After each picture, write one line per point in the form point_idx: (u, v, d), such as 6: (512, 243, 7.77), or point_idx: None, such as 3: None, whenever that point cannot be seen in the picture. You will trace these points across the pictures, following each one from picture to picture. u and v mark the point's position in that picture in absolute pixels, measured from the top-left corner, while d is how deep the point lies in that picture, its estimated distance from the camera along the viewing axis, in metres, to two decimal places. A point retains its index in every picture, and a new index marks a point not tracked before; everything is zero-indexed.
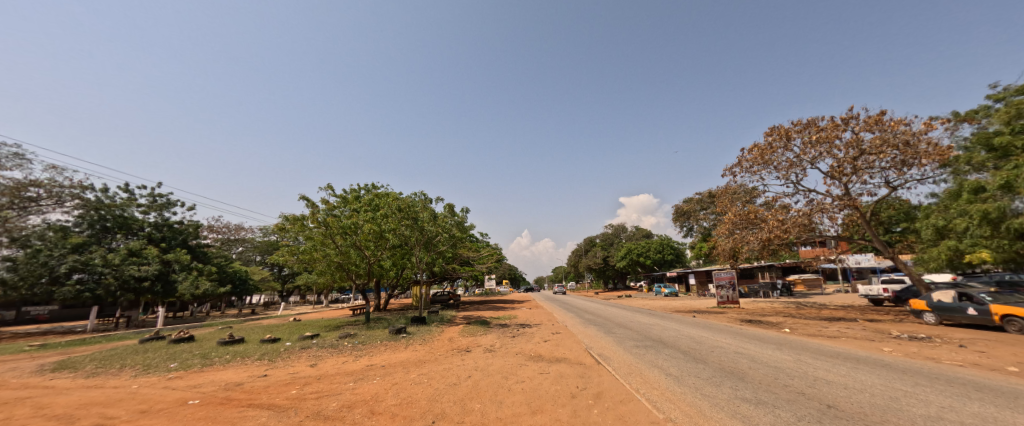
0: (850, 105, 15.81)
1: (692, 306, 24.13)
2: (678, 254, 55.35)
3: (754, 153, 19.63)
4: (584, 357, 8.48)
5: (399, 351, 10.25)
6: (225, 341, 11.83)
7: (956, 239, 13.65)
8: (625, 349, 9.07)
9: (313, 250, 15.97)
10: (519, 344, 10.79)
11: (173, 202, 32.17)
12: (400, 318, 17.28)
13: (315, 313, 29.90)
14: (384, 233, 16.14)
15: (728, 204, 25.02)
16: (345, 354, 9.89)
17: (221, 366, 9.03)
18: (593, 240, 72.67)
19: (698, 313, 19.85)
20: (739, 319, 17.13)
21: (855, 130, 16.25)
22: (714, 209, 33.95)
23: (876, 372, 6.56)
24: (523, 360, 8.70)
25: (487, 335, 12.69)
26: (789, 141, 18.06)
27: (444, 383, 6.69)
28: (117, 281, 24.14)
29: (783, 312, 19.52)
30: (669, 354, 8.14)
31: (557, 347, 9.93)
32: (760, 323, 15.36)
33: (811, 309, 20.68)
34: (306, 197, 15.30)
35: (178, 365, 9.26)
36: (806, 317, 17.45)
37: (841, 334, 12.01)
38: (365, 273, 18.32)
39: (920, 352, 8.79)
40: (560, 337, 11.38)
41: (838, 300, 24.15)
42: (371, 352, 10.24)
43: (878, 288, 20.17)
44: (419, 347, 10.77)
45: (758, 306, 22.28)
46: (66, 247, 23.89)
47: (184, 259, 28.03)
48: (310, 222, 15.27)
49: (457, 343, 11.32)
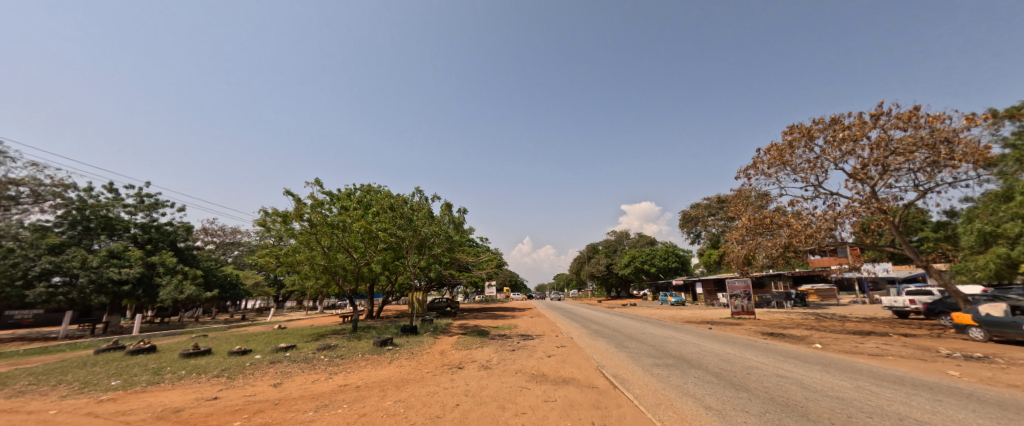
0: (880, 100, 14.48)
1: (703, 317, 22.68)
2: (683, 262, 53.96)
3: (771, 153, 18.38)
4: (596, 379, 7.13)
5: (381, 367, 8.89)
6: (188, 353, 10.52)
7: (1006, 245, 12.29)
8: (644, 368, 7.72)
9: (297, 252, 14.59)
10: (519, 360, 9.40)
11: (162, 202, 31.20)
12: (390, 326, 15.95)
13: (305, 320, 28.36)
14: (376, 234, 14.77)
15: (740, 208, 23.63)
16: (316, 371, 8.54)
17: (168, 385, 7.75)
18: (597, 246, 71.13)
19: (714, 324, 18.46)
20: (759, 332, 15.71)
21: (884, 128, 14.90)
22: (724, 215, 32.67)
23: (951, 404, 5.37)
24: (524, 381, 7.35)
25: (483, 348, 11.30)
26: (811, 140, 16.72)
27: (423, 415, 5.31)
28: (93, 285, 22.83)
29: (805, 324, 18.17)
30: (700, 377, 6.78)
31: (563, 365, 8.53)
32: (784, 337, 13.94)
33: (833, 321, 19.22)
34: (290, 192, 13.80)
35: (120, 383, 8.01)
36: (832, 330, 16.00)
37: (884, 352, 10.61)
38: (353, 277, 16.98)
39: (994, 377, 7.41)
40: (566, 352, 10.01)
41: (859, 312, 22.72)
42: (348, 368, 8.88)
43: (904, 300, 19.20)
44: (405, 362, 9.43)
45: (775, 317, 20.85)
46: (42, 248, 22.57)
47: (169, 262, 26.73)
48: (295, 221, 13.80)
49: (448, 357, 9.97)
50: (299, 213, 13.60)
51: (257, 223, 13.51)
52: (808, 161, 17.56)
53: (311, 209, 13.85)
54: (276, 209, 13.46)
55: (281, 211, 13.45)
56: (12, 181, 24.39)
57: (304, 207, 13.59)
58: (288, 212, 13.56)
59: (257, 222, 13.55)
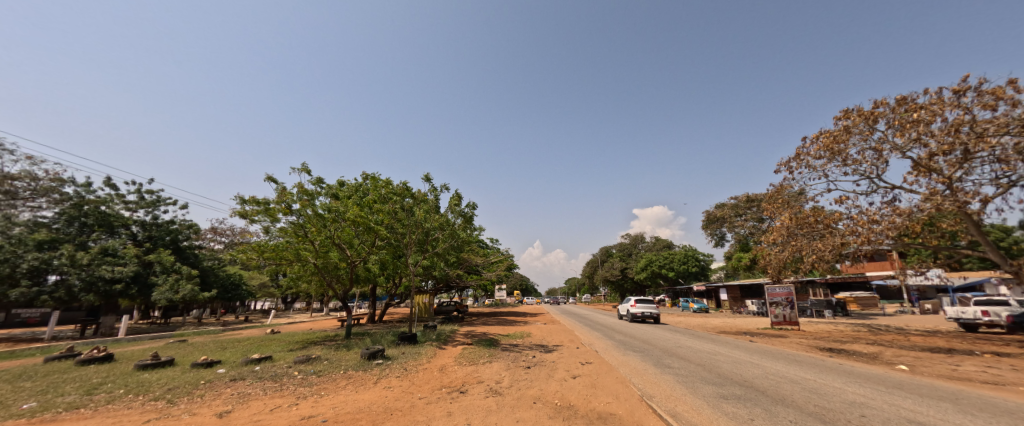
0: (964, 75, 12.14)
1: (738, 326, 20.38)
2: (702, 267, 51.20)
3: (821, 141, 16.17)
4: (646, 420, 5.15)
5: (362, 390, 7.04)
6: (144, 365, 8.89)
7: None
8: (710, 402, 5.68)
9: (283, 247, 12.93)
10: (537, 383, 7.40)
11: (164, 199, 30.48)
12: (387, 334, 14.18)
13: (306, 323, 26.83)
14: (372, 227, 13.02)
15: (778, 207, 21.35)
16: (282, 395, 6.81)
17: (87, 413, 6.05)
18: (610, 250, 68.71)
19: (755, 336, 16.23)
20: (812, 346, 13.45)
21: (966, 109, 12.52)
22: (754, 215, 30.15)
23: None
24: (546, 419, 5.37)
25: (491, 363, 9.37)
26: (873, 124, 14.42)
27: None
28: (84, 283, 21.80)
29: (862, 337, 15.80)
30: (800, 423, 4.76)
31: (595, 393, 6.54)
32: (851, 354, 11.66)
33: (891, 334, 16.78)
34: (273, 179, 12.14)
35: (35, 406, 6.39)
36: (900, 346, 13.64)
37: (1000, 379, 8.34)
38: (348, 278, 15.27)
39: None
40: (595, 372, 8.07)
41: (916, 323, 20.14)
42: (323, 390, 7.09)
43: (974, 311, 17.25)
44: (396, 382, 7.60)
45: (821, 329, 18.48)
46: (28, 244, 21.47)
47: (167, 260, 25.77)
48: (280, 213, 12.14)
49: (450, 377, 8.08)
50: (282, 201, 11.90)
51: (235, 213, 11.89)
52: (864, 151, 15.27)
53: (298, 198, 12.20)
54: (255, 196, 11.75)
55: (262, 199, 11.77)
56: (7, 176, 23.45)
57: (287, 194, 11.90)
58: (270, 201, 11.87)
59: (235, 212, 11.92)
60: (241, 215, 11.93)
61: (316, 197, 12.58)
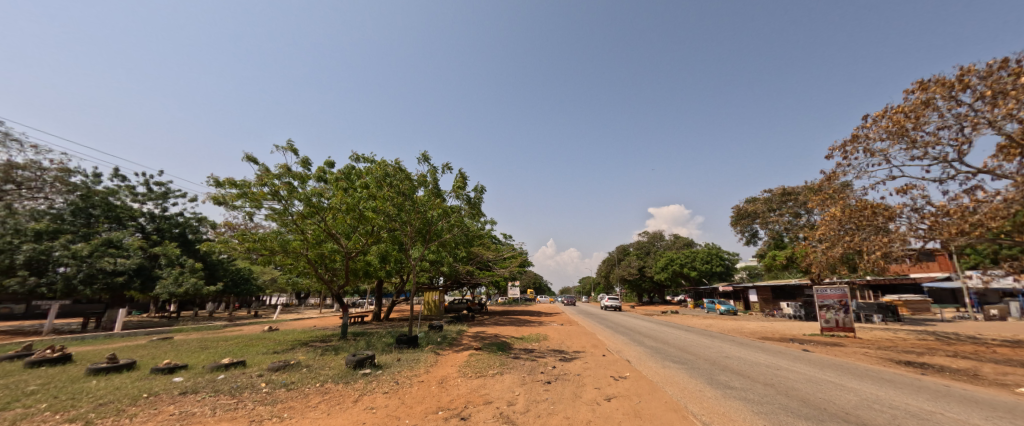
0: None
1: (781, 331, 18.19)
2: (727, 266, 48.39)
3: (885, 119, 13.89)
4: None
5: (335, 413, 5.44)
6: (96, 369, 7.53)
7: None
8: None
9: (271, 236, 11.60)
10: (562, 408, 5.68)
11: (174, 191, 29.99)
12: (386, 335, 12.64)
13: (312, 320, 25.81)
14: (365, 215, 11.46)
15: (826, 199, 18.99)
16: (232, 418, 5.25)
17: None
18: (627, 249, 66.24)
19: (805, 344, 14.11)
20: (884, 358, 11.29)
21: None
22: (792, 210, 27.51)
23: None
24: None
25: (504, 376, 7.69)
26: (953, 96, 12.12)
27: None
28: (84, 275, 21.12)
29: (935, 348, 13.51)
30: None
31: None
32: (941, 369, 9.53)
33: (968, 345, 14.34)
34: (253, 160, 10.75)
35: None
36: (991, 359, 11.36)
37: None
38: (345, 271, 13.80)
39: None
40: (635, 392, 6.30)
41: (989, 332, 17.51)
42: (288, 411, 5.54)
43: None
44: (383, 401, 6.00)
45: (880, 336, 16.13)
46: (28, 234, 20.91)
47: (173, 253, 25.19)
48: (263, 198, 10.77)
49: (451, 394, 6.42)
50: (263, 184, 10.54)
51: (212, 199, 10.64)
52: (939, 130, 12.95)
53: (282, 181, 10.80)
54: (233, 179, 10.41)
55: (240, 182, 10.41)
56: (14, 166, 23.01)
57: (268, 176, 10.52)
58: (250, 184, 10.51)
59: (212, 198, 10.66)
60: (218, 201, 10.65)
61: (302, 179, 11.16)
